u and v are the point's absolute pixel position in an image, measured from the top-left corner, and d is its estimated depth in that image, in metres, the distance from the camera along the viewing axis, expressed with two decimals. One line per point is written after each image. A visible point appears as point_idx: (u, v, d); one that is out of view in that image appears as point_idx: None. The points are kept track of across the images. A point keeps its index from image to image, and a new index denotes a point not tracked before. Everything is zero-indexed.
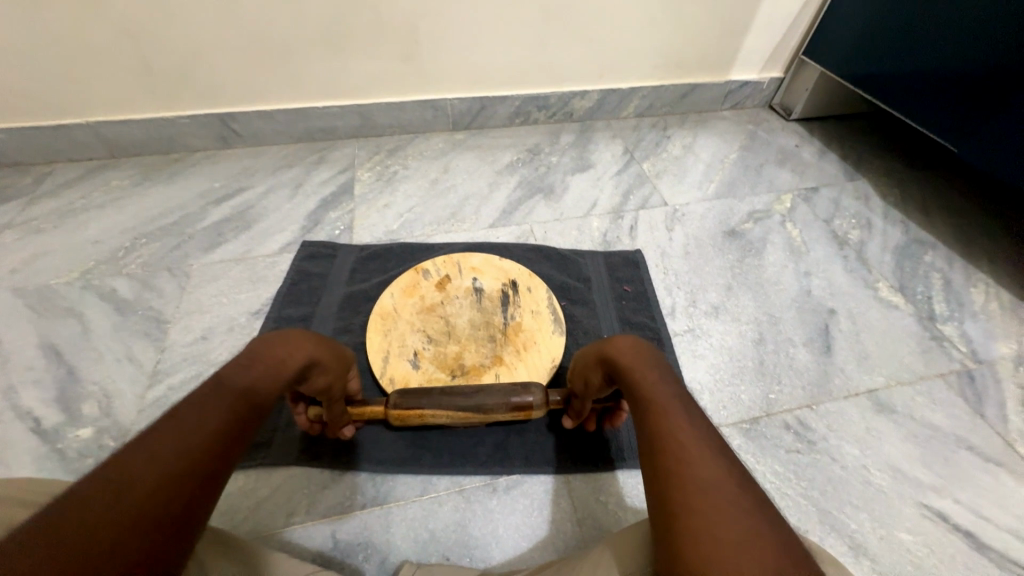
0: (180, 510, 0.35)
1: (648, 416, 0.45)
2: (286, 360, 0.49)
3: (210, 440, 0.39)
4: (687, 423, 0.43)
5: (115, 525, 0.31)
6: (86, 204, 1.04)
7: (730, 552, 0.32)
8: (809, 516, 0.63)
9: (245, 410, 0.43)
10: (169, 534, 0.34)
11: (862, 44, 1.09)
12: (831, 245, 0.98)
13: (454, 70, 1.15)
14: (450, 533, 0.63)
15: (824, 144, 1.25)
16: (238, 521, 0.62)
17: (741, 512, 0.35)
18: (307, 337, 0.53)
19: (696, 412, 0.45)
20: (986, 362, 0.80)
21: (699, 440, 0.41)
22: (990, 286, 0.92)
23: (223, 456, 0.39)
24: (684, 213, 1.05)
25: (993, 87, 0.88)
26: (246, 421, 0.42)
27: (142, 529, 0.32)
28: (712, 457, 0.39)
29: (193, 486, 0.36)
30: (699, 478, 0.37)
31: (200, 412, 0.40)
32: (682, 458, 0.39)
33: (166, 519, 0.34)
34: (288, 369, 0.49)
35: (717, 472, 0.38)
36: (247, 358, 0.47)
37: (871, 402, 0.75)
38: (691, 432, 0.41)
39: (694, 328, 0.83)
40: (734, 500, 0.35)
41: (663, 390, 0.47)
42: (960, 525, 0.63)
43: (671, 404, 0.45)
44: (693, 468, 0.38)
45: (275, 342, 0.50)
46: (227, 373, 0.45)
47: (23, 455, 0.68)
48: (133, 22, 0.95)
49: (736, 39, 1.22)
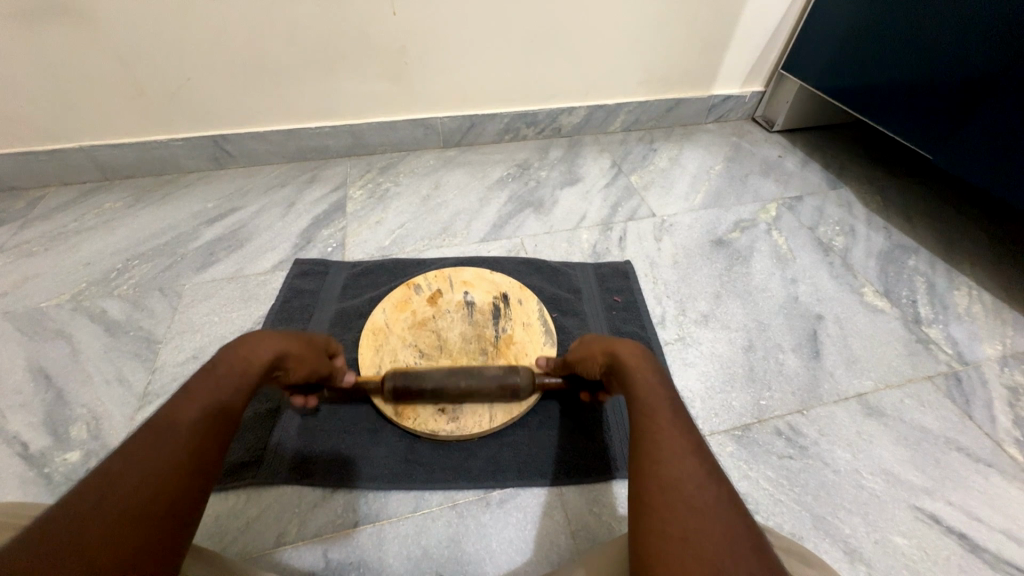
0: (170, 510, 0.37)
1: (638, 414, 0.48)
2: (252, 356, 0.50)
3: (188, 444, 0.40)
4: (671, 424, 0.45)
5: (105, 534, 0.33)
6: (78, 227, 1.04)
7: (675, 544, 0.35)
8: (804, 522, 0.63)
9: (222, 414, 0.44)
10: (167, 532, 0.36)
11: (838, 58, 1.13)
12: (816, 253, 1.00)
13: (443, 90, 1.18)
14: (443, 550, 0.62)
15: (806, 154, 1.28)
16: (228, 542, 0.62)
17: (696, 510, 0.38)
18: (273, 332, 0.54)
19: (684, 416, 0.47)
20: (973, 364, 0.81)
21: (677, 442, 0.43)
22: (972, 289, 0.94)
23: (206, 456, 0.41)
24: (672, 223, 1.06)
25: (964, 96, 0.92)
26: (225, 423, 0.44)
27: (134, 532, 0.34)
28: (685, 458, 0.42)
29: (183, 487, 0.38)
30: (667, 477, 0.40)
31: (173, 420, 0.41)
32: (656, 457, 0.42)
33: (157, 521, 0.36)
34: (256, 364, 0.50)
35: (687, 473, 0.41)
36: (209, 364, 0.48)
37: (861, 406, 0.75)
38: (672, 433, 0.44)
39: (684, 337, 0.84)
40: (695, 502, 0.38)
41: (655, 391, 0.50)
42: (953, 527, 0.64)
43: (660, 405, 0.48)
44: (664, 467, 0.41)
45: (241, 340, 0.51)
46: (192, 383, 0.45)
47: (8, 480, 0.67)
48: (128, 47, 0.97)
49: (718, 55, 1.25)
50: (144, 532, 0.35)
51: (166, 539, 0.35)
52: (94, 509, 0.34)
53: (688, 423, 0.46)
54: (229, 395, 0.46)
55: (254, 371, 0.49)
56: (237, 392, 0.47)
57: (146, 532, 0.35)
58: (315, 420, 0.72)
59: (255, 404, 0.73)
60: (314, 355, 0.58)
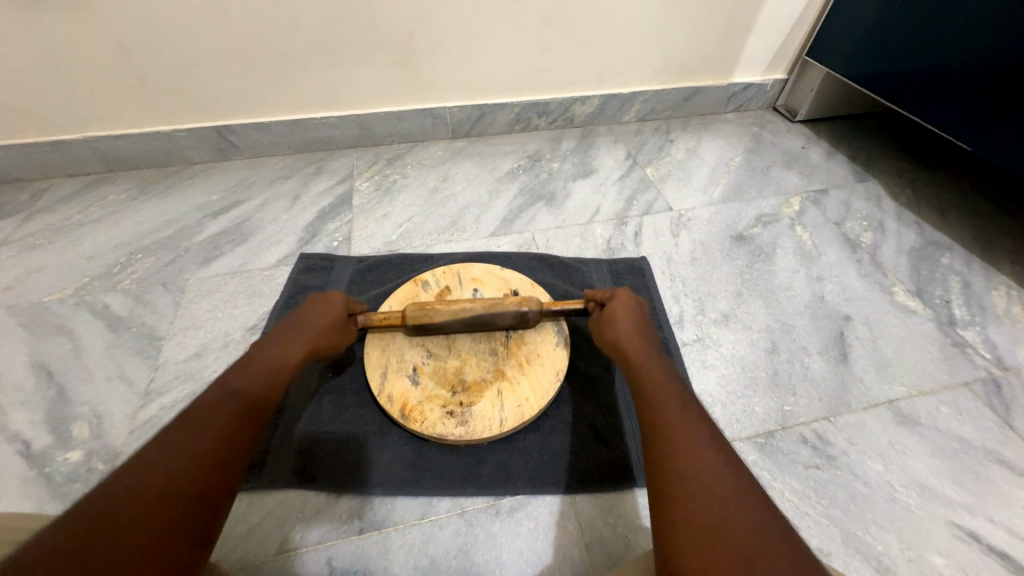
0: (200, 493, 0.39)
1: (648, 412, 0.49)
2: (277, 356, 0.54)
3: (221, 432, 0.44)
4: (684, 419, 0.46)
5: (137, 512, 0.35)
6: (82, 220, 1.02)
7: (701, 532, 0.36)
8: (833, 537, 0.60)
9: (253, 406, 0.48)
10: (199, 514, 0.38)
11: (868, 43, 1.07)
12: (843, 249, 0.95)
13: (452, 78, 1.14)
14: (451, 560, 0.60)
15: (830, 145, 1.23)
16: (228, 548, 0.60)
17: (717, 497, 0.38)
18: (294, 331, 0.58)
19: (695, 410, 0.48)
20: (1012, 369, 0.77)
21: (691, 434, 0.44)
22: (1011, 289, 0.89)
23: (237, 444, 0.44)
24: (689, 217, 1.02)
25: (1007, 84, 0.86)
26: (256, 414, 0.47)
27: (166, 510, 0.36)
28: (701, 451, 0.42)
29: (215, 473, 0.41)
30: (683, 468, 0.41)
31: (207, 410, 0.45)
32: (672, 450, 0.43)
33: (189, 503, 0.38)
34: (286, 363, 0.54)
35: (703, 462, 0.41)
36: (245, 361, 0.52)
37: (893, 413, 0.71)
38: (685, 428, 0.45)
39: (703, 338, 0.80)
40: (714, 489, 0.39)
41: (663, 388, 0.50)
42: (994, 546, 0.60)
43: (670, 401, 0.49)
44: (682, 459, 0.42)
45: (263, 344, 0.55)
46: (226, 377, 0.50)
47: (8, 480, 0.66)
48: (129, 34, 0.94)
49: (739, 40, 1.20)
50: (177, 512, 0.37)
51: (193, 519, 0.38)
52: (130, 490, 0.36)
53: (700, 416, 0.47)
54: (259, 387, 0.49)
55: (279, 369, 0.53)
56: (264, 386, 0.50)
57: (176, 509, 0.37)
58: (320, 421, 0.69)
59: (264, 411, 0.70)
60: (340, 341, 0.61)
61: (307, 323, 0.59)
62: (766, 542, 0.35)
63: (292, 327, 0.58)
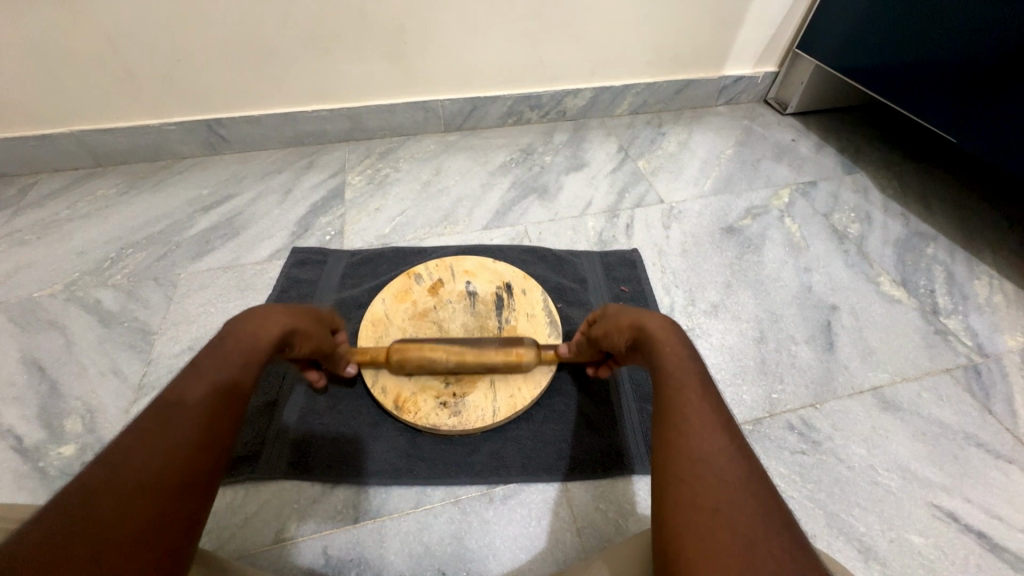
0: (187, 481, 0.38)
1: (662, 390, 0.47)
2: (259, 334, 0.50)
3: (200, 419, 0.41)
4: (700, 400, 0.44)
5: (117, 507, 0.33)
6: (71, 215, 1.02)
7: (707, 516, 0.35)
8: (817, 520, 0.61)
9: (232, 388, 0.45)
10: (185, 504, 0.37)
11: (857, 37, 1.08)
12: (831, 240, 0.97)
13: (444, 71, 1.14)
14: (445, 547, 0.60)
15: (820, 137, 1.24)
16: (225, 539, 0.60)
17: (727, 482, 0.36)
18: (277, 307, 0.54)
19: (712, 391, 0.45)
20: (993, 356, 0.79)
21: (706, 415, 0.42)
22: (993, 278, 0.91)
23: (218, 428, 0.42)
24: (681, 210, 1.03)
25: (991, 77, 0.87)
26: (236, 397, 0.45)
27: (149, 504, 0.35)
28: (713, 434, 0.40)
29: (198, 460, 0.39)
30: (694, 450, 0.39)
31: (185, 396, 0.42)
32: (685, 430, 0.41)
33: (172, 491, 0.36)
34: (263, 340, 0.50)
35: (716, 446, 0.39)
36: (217, 341, 0.48)
37: (877, 400, 0.73)
38: (700, 408, 0.42)
39: (693, 328, 0.81)
40: (724, 474, 0.37)
41: (680, 364, 0.48)
42: (972, 526, 0.62)
43: (688, 378, 0.46)
44: (694, 440, 0.40)
45: (243, 319, 0.51)
46: (200, 360, 0.46)
47: (2, 474, 0.66)
48: (116, 25, 0.93)
49: (730, 33, 1.20)
50: (161, 504, 0.35)
51: (179, 508, 0.36)
52: (104, 486, 0.34)
53: (716, 397, 0.44)
54: (237, 369, 0.46)
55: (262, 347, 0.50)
56: (245, 369, 0.47)
57: (158, 500, 0.35)
58: (315, 413, 0.70)
59: (253, 399, 0.71)
60: (318, 332, 0.58)
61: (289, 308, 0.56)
62: (776, 534, 0.33)
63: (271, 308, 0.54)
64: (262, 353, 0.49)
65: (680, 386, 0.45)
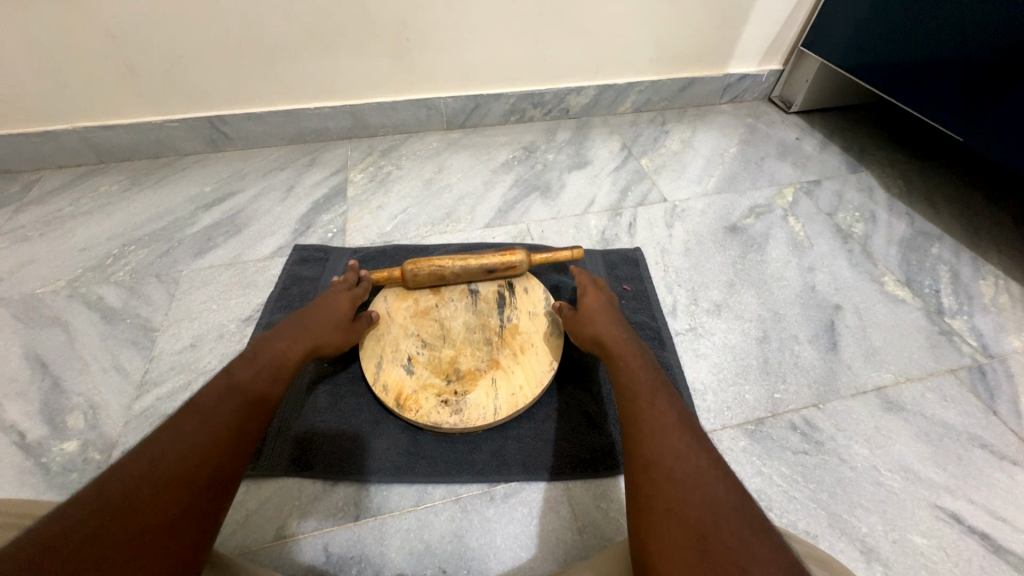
0: (210, 480, 0.40)
1: (622, 403, 0.52)
2: (284, 355, 0.55)
3: (226, 421, 0.45)
4: (652, 406, 0.48)
5: (150, 496, 0.36)
6: (74, 211, 1.02)
7: (662, 515, 0.39)
8: (820, 520, 0.61)
9: (257, 395, 0.49)
10: (206, 501, 0.39)
11: (862, 35, 1.07)
12: (835, 240, 0.96)
13: (447, 69, 1.13)
14: (446, 545, 0.60)
15: (824, 136, 1.23)
16: (227, 535, 0.60)
17: (678, 480, 0.40)
18: (297, 334, 0.59)
19: (664, 394, 0.50)
20: (998, 357, 0.78)
21: (659, 420, 0.47)
22: (999, 278, 0.90)
23: (242, 433, 0.45)
24: (684, 208, 1.03)
25: (996, 77, 0.87)
26: (258, 405, 0.48)
27: (175, 497, 0.37)
28: (665, 438, 0.44)
29: (220, 460, 0.41)
30: (648, 455, 0.44)
31: (215, 400, 0.46)
32: (640, 438, 0.46)
33: (198, 488, 0.39)
34: (290, 358, 0.56)
35: (670, 447, 0.43)
36: (250, 355, 0.54)
37: (880, 400, 0.73)
38: (651, 415, 0.47)
39: (695, 327, 0.81)
40: (675, 472, 0.41)
41: (634, 376, 0.53)
42: (975, 528, 0.61)
43: (640, 389, 0.51)
44: (646, 446, 0.45)
45: (270, 338, 0.57)
46: (231, 368, 0.51)
47: (5, 470, 0.66)
48: (121, 23, 0.93)
49: (734, 31, 1.20)
50: (190, 498, 0.38)
51: (200, 506, 0.38)
52: (143, 474, 0.37)
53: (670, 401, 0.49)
54: (264, 380, 0.51)
55: (287, 363, 0.55)
56: (270, 382, 0.52)
57: (187, 493, 0.38)
58: (316, 410, 0.70)
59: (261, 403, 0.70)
60: (338, 342, 0.63)
61: (309, 326, 0.61)
62: (729, 519, 0.36)
63: (293, 325, 0.60)
64: (290, 368, 0.55)
65: (632, 398, 0.50)
